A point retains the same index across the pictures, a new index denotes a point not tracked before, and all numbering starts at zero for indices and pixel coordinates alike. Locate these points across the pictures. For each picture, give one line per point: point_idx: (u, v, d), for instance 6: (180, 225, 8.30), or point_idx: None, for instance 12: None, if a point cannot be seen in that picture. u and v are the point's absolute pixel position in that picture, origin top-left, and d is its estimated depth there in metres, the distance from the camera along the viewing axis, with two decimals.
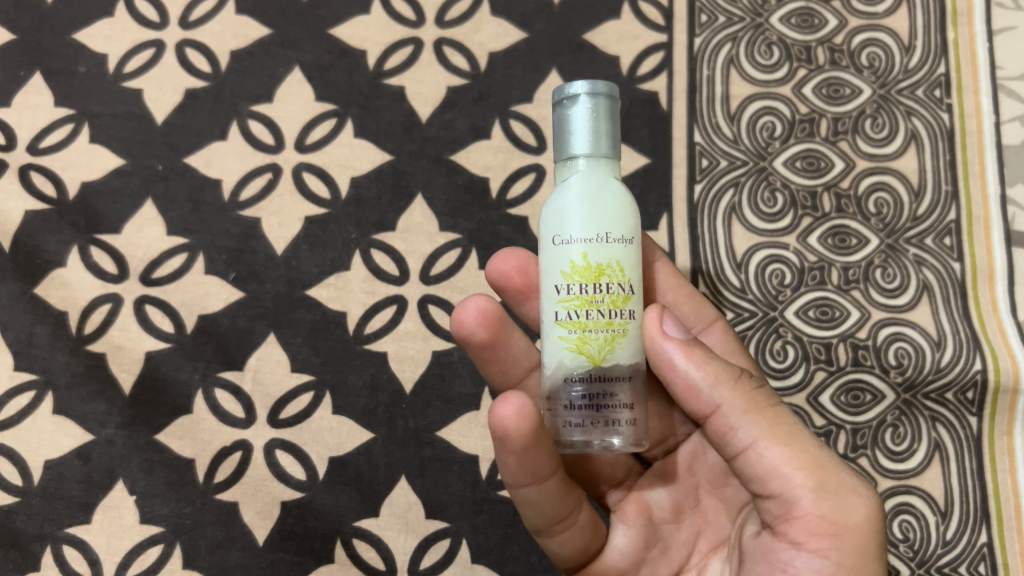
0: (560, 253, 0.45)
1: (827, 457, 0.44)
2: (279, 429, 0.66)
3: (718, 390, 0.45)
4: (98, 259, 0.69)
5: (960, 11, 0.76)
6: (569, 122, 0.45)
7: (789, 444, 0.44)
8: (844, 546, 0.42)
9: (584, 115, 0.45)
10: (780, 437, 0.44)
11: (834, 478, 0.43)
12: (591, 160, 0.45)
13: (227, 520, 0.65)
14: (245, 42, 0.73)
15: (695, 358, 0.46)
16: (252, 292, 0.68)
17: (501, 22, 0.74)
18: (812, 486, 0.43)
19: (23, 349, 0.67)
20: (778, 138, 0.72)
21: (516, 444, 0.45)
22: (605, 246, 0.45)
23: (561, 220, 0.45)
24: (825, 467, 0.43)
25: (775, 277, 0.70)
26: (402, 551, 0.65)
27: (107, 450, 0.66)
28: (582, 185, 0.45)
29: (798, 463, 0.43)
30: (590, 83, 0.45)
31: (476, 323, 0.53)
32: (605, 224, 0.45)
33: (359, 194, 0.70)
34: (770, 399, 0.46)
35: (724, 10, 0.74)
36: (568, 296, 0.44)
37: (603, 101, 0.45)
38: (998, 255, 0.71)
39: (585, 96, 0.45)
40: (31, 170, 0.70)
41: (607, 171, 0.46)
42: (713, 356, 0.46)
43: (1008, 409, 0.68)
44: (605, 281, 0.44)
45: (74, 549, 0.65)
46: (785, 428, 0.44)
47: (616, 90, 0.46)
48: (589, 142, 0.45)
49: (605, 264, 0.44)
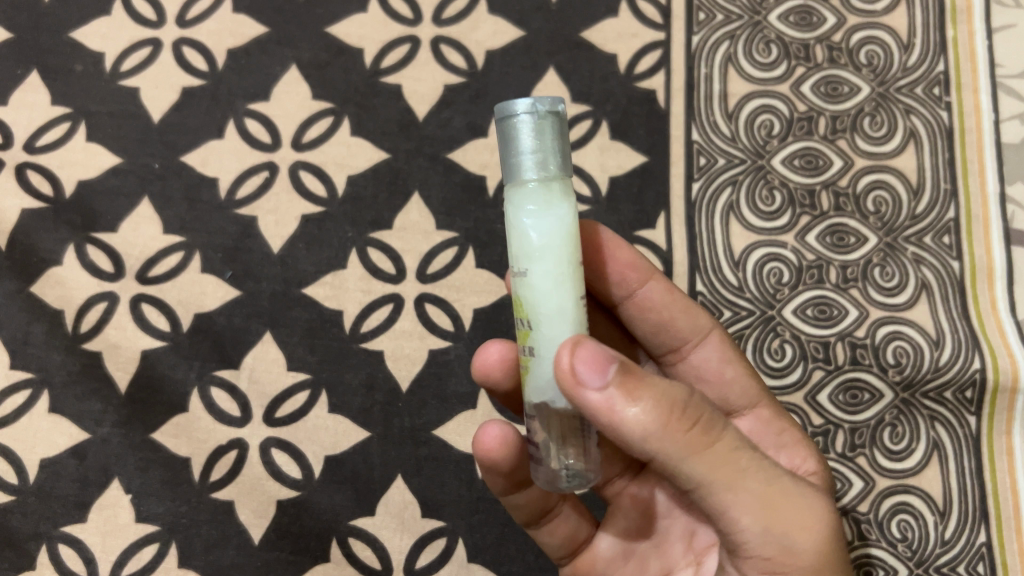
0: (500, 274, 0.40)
1: (777, 487, 0.39)
2: (274, 428, 0.66)
3: (653, 440, 0.36)
4: (94, 258, 0.69)
5: (959, 9, 0.75)
6: (505, 141, 0.37)
7: (732, 485, 0.38)
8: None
9: (524, 136, 0.36)
10: (727, 476, 0.38)
11: (786, 515, 0.39)
12: (528, 186, 0.37)
13: (222, 519, 0.65)
14: (242, 40, 0.73)
15: (627, 405, 0.35)
16: (248, 291, 0.68)
17: (499, 20, 0.74)
18: (757, 527, 0.39)
19: (19, 348, 0.67)
20: (776, 136, 0.72)
21: (504, 466, 0.48)
22: (514, 279, 0.39)
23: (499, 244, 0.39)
24: (772, 505, 0.39)
25: (772, 276, 0.70)
26: (398, 550, 0.65)
27: (102, 449, 0.66)
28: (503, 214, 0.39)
29: (741, 504, 0.38)
30: (509, 101, 0.36)
31: (498, 368, 0.51)
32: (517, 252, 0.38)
33: (356, 192, 0.70)
34: (716, 429, 0.38)
35: (722, 8, 0.74)
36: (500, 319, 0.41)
37: (548, 119, 0.36)
38: (997, 253, 0.70)
39: (528, 113, 0.36)
40: (27, 168, 0.70)
41: (549, 199, 0.37)
42: (649, 394, 0.35)
43: (1007, 408, 0.67)
44: (517, 314, 0.39)
45: (69, 548, 0.64)
46: (728, 466, 0.38)
47: (548, 105, 0.36)
48: (527, 165, 0.37)
49: (514, 296, 0.39)
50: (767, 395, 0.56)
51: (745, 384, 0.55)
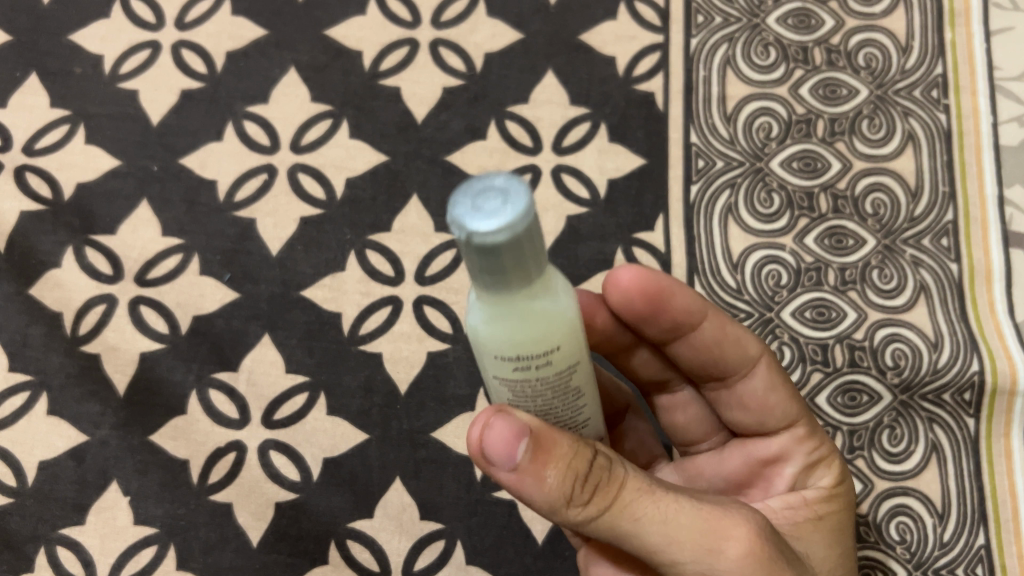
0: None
1: (691, 519, 0.38)
2: (273, 430, 0.66)
3: (559, 506, 0.37)
4: (93, 260, 0.69)
5: (957, 12, 0.75)
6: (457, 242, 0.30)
7: (643, 529, 0.38)
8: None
9: (469, 257, 0.29)
10: (642, 518, 0.38)
11: (708, 535, 0.38)
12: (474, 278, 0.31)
13: (221, 521, 0.65)
14: (241, 43, 0.73)
15: (526, 482, 0.37)
16: (247, 293, 0.68)
17: (497, 23, 0.74)
18: (683, 564, 0.38)
19: (18, 350, 0.67)
20: (774, 138, 0.72)
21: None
22: None
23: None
24: (690, 538, 0.38)
25: (771, 278, 0.70)
26: (396, 552, 0.64)
27: (101, 451, 0.66)
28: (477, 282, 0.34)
29: (659, 542, 0.38)
30: (455, 204, 0.28)
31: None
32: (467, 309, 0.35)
33: (355, 195, 0.70)
34: (611, 480, 0.38)
35: (721, 11, 0.74)
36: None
37: (476, 246, 0.28)
38: (995, 255, 0.70)
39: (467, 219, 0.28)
40: (26, 171, 0.70)
41: (496, 308, 0.31)
42: (543, 467, 0.36)
43: (1005, 411, 0.67)
44: None
45: (67, 550, 0.64)
46: (627, 509, 0.38)
47: (487, 233, 0.28)
48: (477, 280, 0.30)
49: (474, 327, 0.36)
50: (806, 415, 0.53)
51: (786, 407, 0.52)
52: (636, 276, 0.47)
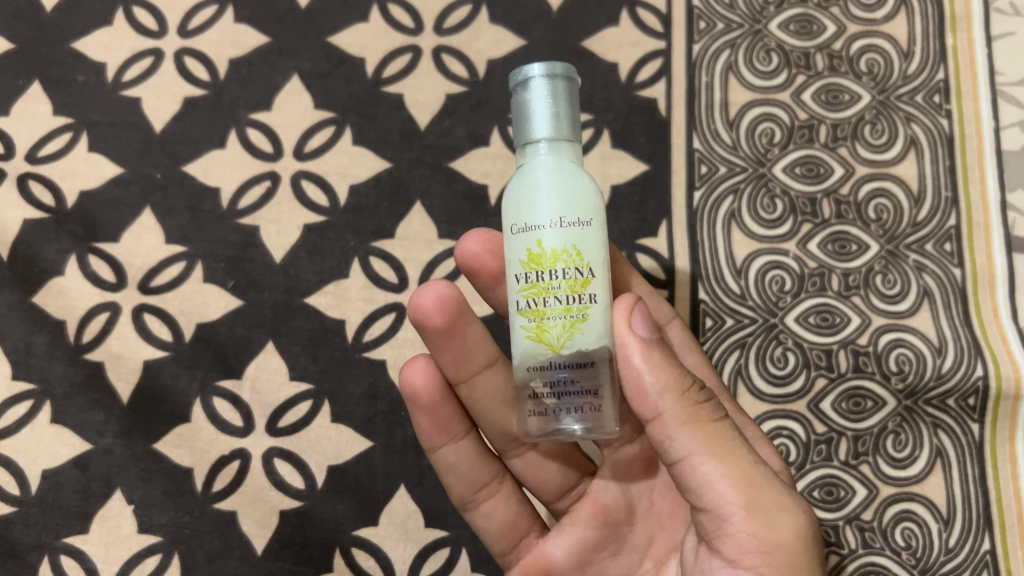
0: (517, 242, 0.44)
1: (763, 474, 0.44)
2: (277, 438, 0.66)
3: (668, 400, 0.44)
4: (96, 268, 0.69)
5: (958, 17, 0.76)
6: (543, 101, 0.44)
7: (721, 461, 0.43)
8: (776, 563, 0.42)
9: (565, 97, 0.44)
10: (718, 452, 0.44)
11: (767, 497, 0.43)
12: (554, 143, 0.44)
13: (225, 529, 0.65)
14: (244, 50, 0.73)
15: (653, 361, 0.44)
16: (250, 301, 0.68)
17: (500, 29, 0.74)
18: (744, 504, 0.43)
19: (21, 359, 0.67)
20: (777, 144, 0.72)
21: (424, 402, 0.55)
22: (567, 231, 0.43)
23: (527, 211, 0.44)
24: (769, 490, 0.44)
25: (775, 283, 0.70)
26: (400, 559, 0.64)
27: (105, 460, 0.66)
28: (547, 166, 0.44)
29: (740, 487, 0.43)
30: (546, 66, 0.44)
31: (433, 308, 0.53)
32: (567, 208, 0.43)
33: (358, 202, 0.70)
34: (713, 414, 0.45)
35: (723, 17, 0.74)
36: (525, 285, 0.44)
37: (563, 83, 0.44)
38: (998, 260, 0.70)
39: (538, 81, 0.44)
40: (29, 179, 0.70)
41: (577, 148, 0.45)
42: (668, 360, 0.45)
43: (1010, 416, 0.67)
44: (562, 266, 0.43)
45: (71, 559, 0.64)
46: (725, 444, 0.44)
47: (572, 73, 0.45)
48: (567, 122, 0.44)
49: (560, 249, 0.43)
50: (726, 392, 0.63)
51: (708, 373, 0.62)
52: (482, 238, 0.56)
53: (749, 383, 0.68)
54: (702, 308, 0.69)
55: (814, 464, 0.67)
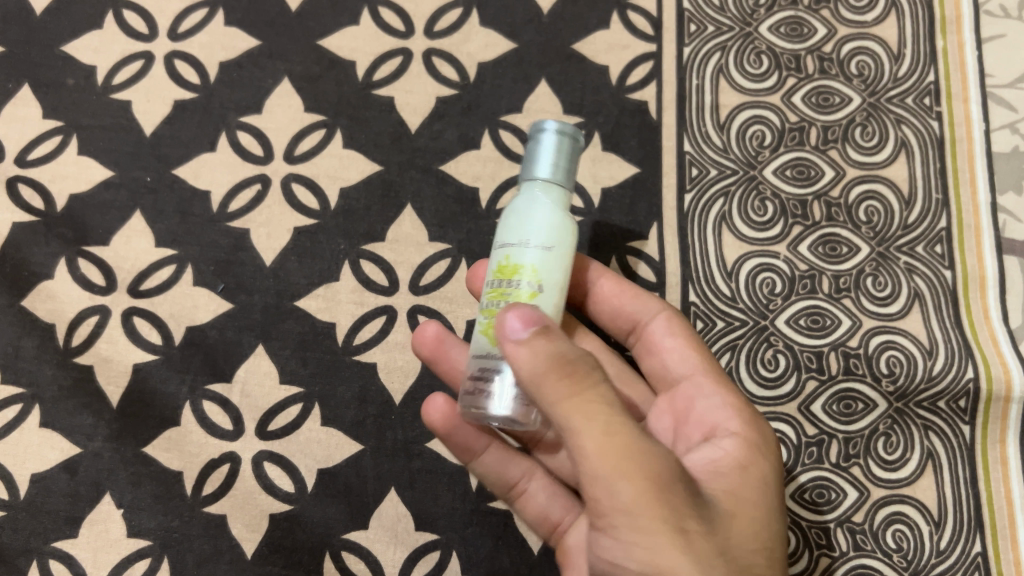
0: (494, 254, 0.49)
1: (624, 448, 0.42)
2: (267, 441, 0.66)
3: (534, 377, 0.42)
4: (86, 272, 0.69)
5: (948, 20, 0.76)
6: (539, 150, 0.48)
7: (576, 435, 0.42)
8: (628, 528, 0.42)
9: (555, 148, 0.48)
10: (576, 426, 0.42)
11: (619, 468, 0.42)
12: (549, 185, 0.48)
13: (215, 533, 0.65)
14: (234, 54, 0.73)
15: (525, 351, 0.43)
16: (240, 303, 0.68)
17: (491, 32, 0.74)
18: (593, 473, 0.42)
19: (10, 362, 0.67)
20: (767, 146, 0.72)
21: (442, 429, 0.58)
22: (525, 251, 0.47)
23: (508, 230, 0.48)
24: (619, 462, 0.42)
25: (765, 286, 0.70)
26: (391, 564, 0.64)
27: (94, 463, 0.66)
28: (532, 204, 0.48)
29: (591, 453, 0.42)
30: (557, 123, 0.48)
31: (429, 341, 0.61)
32: (533, 235, 0.47)
33: (348, 205, 0.70)
34: (585, 389, 0.43)
35: (713, 20, 0.74)
36: (491, 288, 0.48)
37: (563, 139, 0.48)
38: (989, 262, 0.70)
39: (548, 135, 0.48)
40: (18, 182, 0.70)
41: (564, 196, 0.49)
42: (550, 349, 0.43)
43: (1000, 417, 0.67)
44: (517, 279, 0.47)
45: (60, 564, 0.64)
46: (587, 419, 0.42)
47: (581, 134, 0.49)
48: (558, 173, 0.48)
49: (519, 265, 0.47)
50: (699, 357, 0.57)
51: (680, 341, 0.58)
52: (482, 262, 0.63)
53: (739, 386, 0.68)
54: (692, 310, 0.69)
55: (805, 467, 0.67)
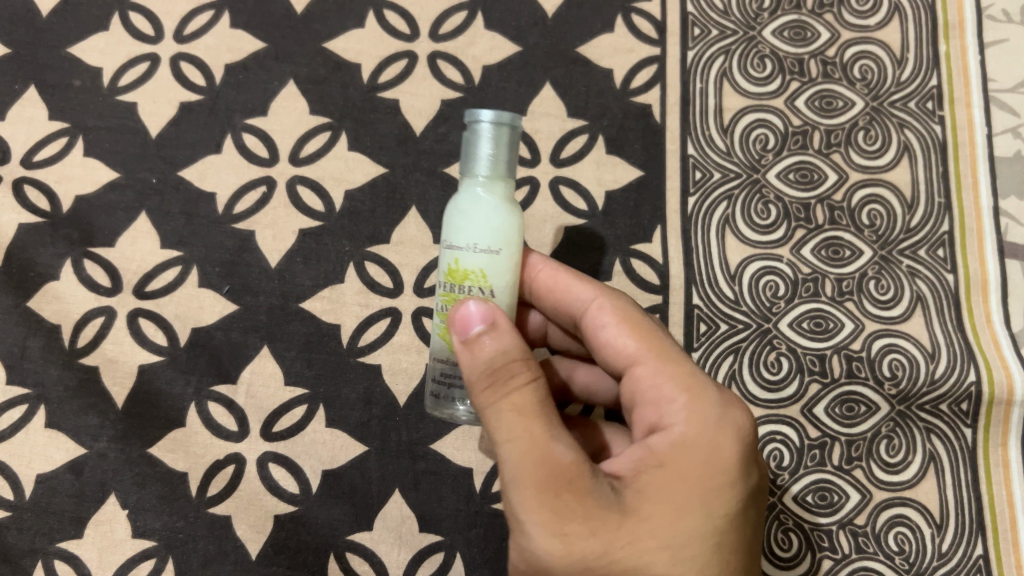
0: (443, 255, 0.50)
1: (525, 453, 0.43)
2: (272, 442, 0.66)
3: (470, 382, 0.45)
4: (91, 273, 0.69)
5: (951, 24, 0.76)
6: (474, 142, 0.47)
7: (491, 433, 0.45)
8: (517, 526, 0.44)
9: (489, 140, 0.47)
10: (488, 426, 0.45)
11: (515, 471, 0.43)
12: (489, 181, 0.48)
13: (220, 534, 0.65)
14: (240, 56, 0.73)
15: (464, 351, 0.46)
16: (246, 305, 0.68)
17: (496, 36, 0.74)
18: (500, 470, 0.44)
19: (16, 363, 0.67)
20: (771, 150, 0.72)
21: None
22: (474, 255, 0.48)
23: (451, 231, 0.49)
24: (519, 464, 0.43)
25: (768, 289, 0.70)
26: (395, 565, 0.65)
27: (99, 464, 0.66)
28: (476, 202, 0.48)
29: (499, 453, 0.44)
30: (493, 113, 0.47)
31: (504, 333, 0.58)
32: (481, 239, 0.48)
33: (354, 208, 0.70)
34: (504, 391, 0.44)
35: (716, 24, 0.75)
36: (443, 290, 0.50)
37: (500, 130, 0.47)
38: (991, 265, 0.71)
39: (485, 126, 0.47)
40: (24, 183, 0.70)
41: (506, 193, 0.49)
42: (486, 350, 0.45)
43: (1002, 421, 0.68)
44: (468, 284, 0.49)
45: (66, 564, 0.64)
46: (498, 420, 0.44)
47: (519, 120, 0.48)
48: (497, 167, 0.48)
49: (470, 270, 0.48)
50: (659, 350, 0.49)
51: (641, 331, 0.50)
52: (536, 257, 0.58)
53: (742, 388, 0.68)
54: (696, 313, 0.69)
55: (808, 469, 0.67)
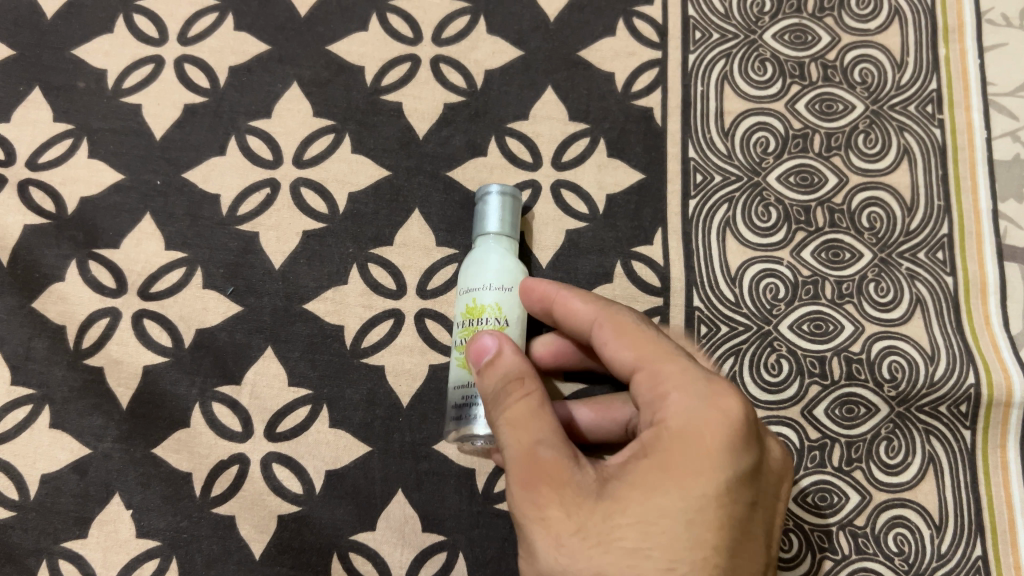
0: (462, 298, 0.60)
1: (518, 453, 0.46)
2: (276, 442, 0.67)
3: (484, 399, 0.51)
4: (96, 274, 0.69)
5: (950, 29, 0.77)
6: (485, 208, 0.62)
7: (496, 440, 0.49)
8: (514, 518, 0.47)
9: (497, 205, 0.62)
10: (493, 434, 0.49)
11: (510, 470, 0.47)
12: (498, 237, 0.61)
13: (224, 533, 0.65)
14: (244, 58, 0.74)
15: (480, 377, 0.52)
16: (250, 306, 0.69)
17: (498, 39, 0.75)
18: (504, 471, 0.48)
19: (21, 363, 0.68)
20: (772, 153, 0.73)
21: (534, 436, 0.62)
22: (490, 292, 0.58)
23: (470, 278, 0.60)
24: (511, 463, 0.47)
25: (768, 291, 0.70)
26: (398, 564, 0.65)
27: (104, 464, 0.66)
28: (490, 252, 0.60)
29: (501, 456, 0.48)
30: (499, 187, 0.62)
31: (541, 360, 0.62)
32: (496, 277, 0.59)
33: (357, 209, 0.71)
34: (503, 403, 0.49)
35: (718, 27, 0.75)
36: (463, 327, 0.59)
37: (506, 199, 0.62)
38: (990, 268, 0.71)
39: (493, 197, 0.62)
40: (30, 185, 0.71)
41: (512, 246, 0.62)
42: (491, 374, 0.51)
43: (1001, 423, 0.68)
44: (486, 316, 0.58)
45: (70, 563, 0.64)
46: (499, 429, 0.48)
47: (519, 194, 0.63)
48: (506, 225, 0.62)
49: (488, 305, 0.58)
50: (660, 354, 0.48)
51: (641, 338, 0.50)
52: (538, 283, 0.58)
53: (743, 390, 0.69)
54: (697, 315, 0.70)
55: (808, 470, 0.68)
